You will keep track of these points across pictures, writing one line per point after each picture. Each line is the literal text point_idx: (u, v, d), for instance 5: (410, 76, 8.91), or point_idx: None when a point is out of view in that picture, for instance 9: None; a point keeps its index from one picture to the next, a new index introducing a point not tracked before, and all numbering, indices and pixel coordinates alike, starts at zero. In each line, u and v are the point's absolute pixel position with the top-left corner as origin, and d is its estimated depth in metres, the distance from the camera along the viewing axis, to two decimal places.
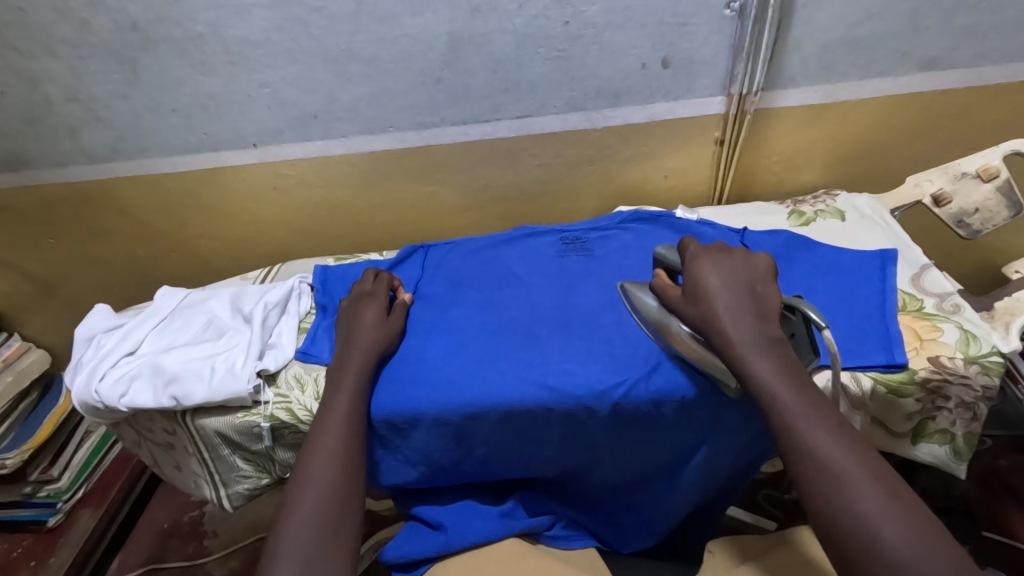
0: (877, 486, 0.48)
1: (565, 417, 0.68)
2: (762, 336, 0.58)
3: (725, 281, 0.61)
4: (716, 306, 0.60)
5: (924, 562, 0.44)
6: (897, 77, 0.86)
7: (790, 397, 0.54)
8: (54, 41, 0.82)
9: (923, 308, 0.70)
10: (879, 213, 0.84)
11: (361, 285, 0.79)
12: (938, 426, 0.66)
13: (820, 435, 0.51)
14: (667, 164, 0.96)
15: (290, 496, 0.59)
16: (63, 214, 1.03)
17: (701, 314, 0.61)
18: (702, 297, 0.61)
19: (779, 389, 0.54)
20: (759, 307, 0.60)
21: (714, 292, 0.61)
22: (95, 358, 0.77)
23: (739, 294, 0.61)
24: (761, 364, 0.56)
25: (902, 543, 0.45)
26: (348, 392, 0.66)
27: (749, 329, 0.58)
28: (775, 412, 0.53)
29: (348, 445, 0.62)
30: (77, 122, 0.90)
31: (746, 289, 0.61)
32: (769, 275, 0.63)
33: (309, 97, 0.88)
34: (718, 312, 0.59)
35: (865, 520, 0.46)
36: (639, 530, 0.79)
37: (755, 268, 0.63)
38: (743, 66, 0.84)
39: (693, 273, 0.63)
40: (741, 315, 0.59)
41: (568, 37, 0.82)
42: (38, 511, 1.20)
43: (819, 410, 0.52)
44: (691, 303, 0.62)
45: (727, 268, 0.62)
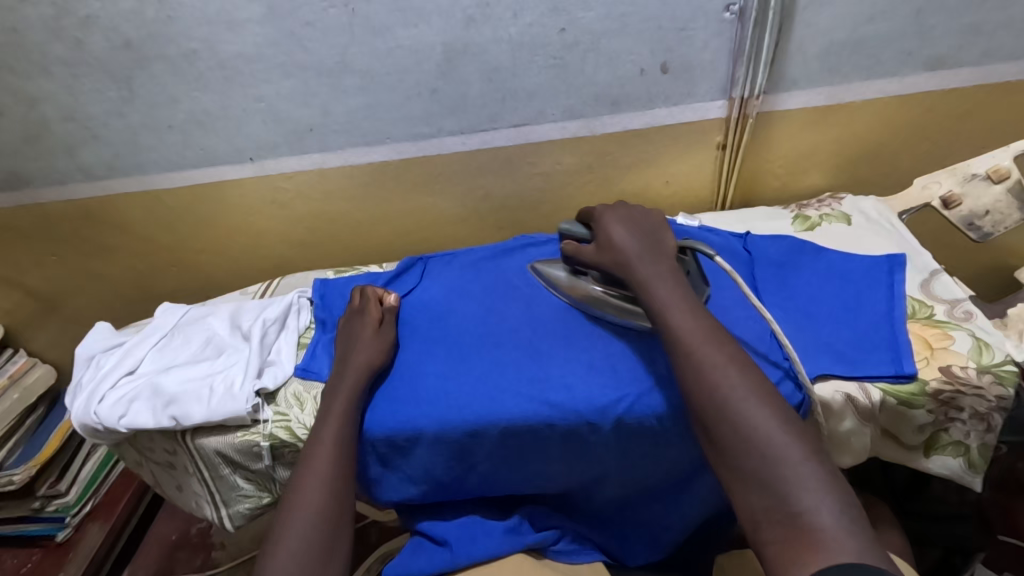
0: (754, 389, 0.53)
1: (566, 433, 0.67)
2: (665, 271, 0.64)
3: (629, 228, 0.68)
4: (624, 249, 0.66)
5: (785, 450, 0.50)
6: (901, 77, 0.84)
7: (681, 314, 0.59)
8: (49, 60, 0.82)
9: (933, 316, 0.68)
10: (886, 216, 0.82)
11: (356, 303, 0.78)
12: (952, 437, 0.64)
13: (707, 347, 0.56)
14: (668, 170, 0.95)
15: (278, 528, 0.59)
16: (63, 231, 1.03)
17: (613, 259, 0.67)
18: (613, 246, 0.67)
19: (673, 307, 0.60)
20: (661, 251, 0.66)
21: (620, 239, 0.67)
22: (94, 379, 0.77)
23: (642, 240, 0.67)
24: (663, 290, 0.62)
25: (766, 429, 0.51)
26: (339, 414, 0.65)
27: (654, 267, 0.64)
28: (672, 331, 0.59)
29: (343, 467, 0.62)
30: (75, 140, 0.90)
31: (647, 234, 0.68)
32: (664, 224, 0.70)
33: (305, 110, 0.87)
34: (629, 254, 0.66)
35: (740, 419, 0.52)
36: (647, 544, 0.78)
37: (654, 218, 0.70)
38: (743, 70, 0.82)
39: (602, 228, 0.69)
40: (647, 257, 0.65)
41: (565, 45, 0.81)
42: (47, 527, 1.19)
43: (705, 323, 0.58)
44: (603, 252, 0.68)
45: (630, 220, 0.69)
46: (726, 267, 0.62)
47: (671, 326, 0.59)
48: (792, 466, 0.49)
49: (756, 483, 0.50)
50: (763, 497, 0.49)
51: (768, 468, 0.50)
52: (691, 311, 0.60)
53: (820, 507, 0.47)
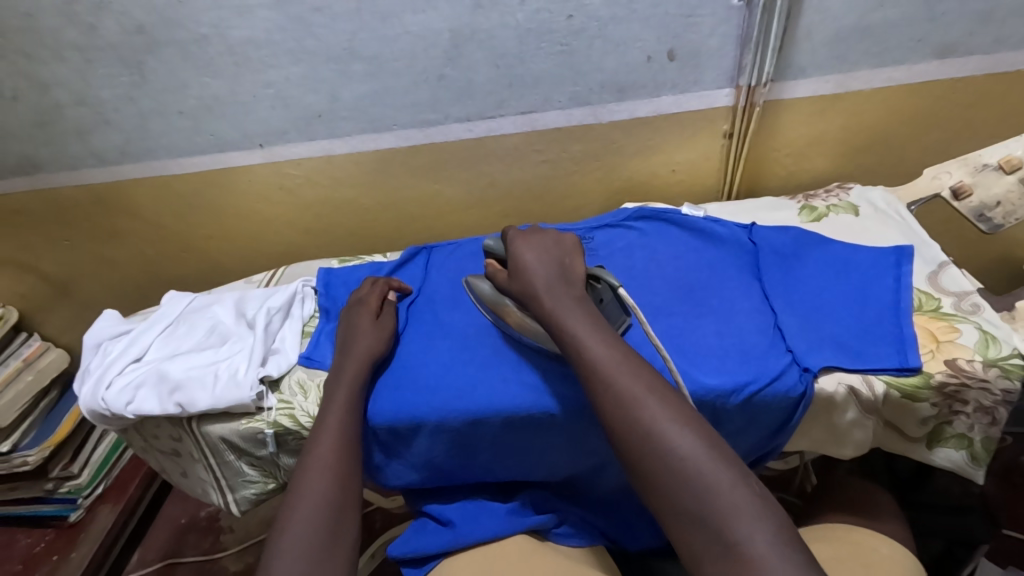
0: (673, 413, 0.48)
1: (568, 423, 0.67)
2: (573, 301, 0.60)
3: (538, 255, 0.64)
4: (532, 279, 0.62)
5: (713, 477, 0.44)
6: (913, 65, 0.83)
7: (596, 346, 0.55)
8: (62, 45, 0.82)
9: (940, 308, 0.67)
10: (895, 206, 0.81)
11: (357, 292, 0.79)
12: (956, 430, 0.63)
13: (624, 376, 0.52)
14: (675, 158, 0.94)
15: (286, 506, 0.58)
16: (75, 216, 1.03)
17: (523, 291, 0.63)
18: (522, 277, 0.63)
19: (588, 340, 0.55)
20: (568, 279, 0.62)
21: (530, 268, 0.63)
22: (102, 365, 0.77)
23: (551, 268, 0.63)
24: (574, 322, 0.57)
25: (690, 457, 0.45)
26: (342, 403, 0.65)
27: (564, 296, 0.60)
28: (587, 362, 0.54)
29: (344, 453, 0.62)
30: (87, 125, 0.91)
31: (556, 261, 0.64)
32: (575, 249, 0.67)
33: (313, 97, 0.87)
34: (537, 286, 0.62)
35: (663, 448, 0.47)
36: (647, 528, 0.79)
37: (564, 244, 0.67)
38: (751, 58, 0.81)
39: (513, 257, 0.66)
40: (557, 285, 0.61)
41: (572, 31, 0.80)
42: (59, 508, 1.22)
43: (621, 354, 0.54)
44: (514, 282, 0.65)
45: (538, 247, 0.66)
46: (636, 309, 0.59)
47: (588, 358, 0.54)
48: (717, 491, 0.44)
49: (688, 517, 0.44)
50: (697, 530, 0.43)
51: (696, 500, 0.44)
52: (606, 341, 0.55)
53: (755, 534, 0.41)
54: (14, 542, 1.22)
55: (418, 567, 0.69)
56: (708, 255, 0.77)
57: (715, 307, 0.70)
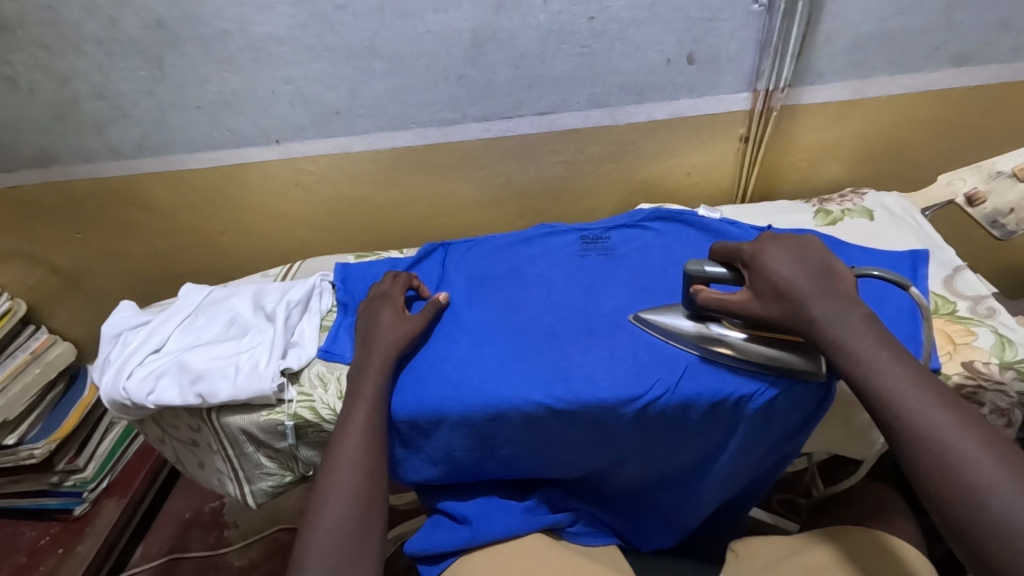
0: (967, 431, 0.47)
1: (588, 421, 0.68)
2: (862, 318, 0.55)
3: (796, 269, 0.59)
4: (801, 298, 0.57)
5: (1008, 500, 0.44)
6: (927, 72, 0.84)
7: (873, 352, 0.53)
8: (83, 38, 0.82)
9: (956, 312, 0.68)
10: (910, 212, 0.82)
11: (379, 286, 0.79)
12: None
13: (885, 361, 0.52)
14: (690, 161, 0.95)
15: (315, 501, 0.59)
16: (89, 209, 1.04)
17: (790, 310, 0.58)
18: (787, 294, 0.58)
19: (864, 349, 0.53)
20: (842, 291, 0.58)
21: (793, 282, 0.58)
22: (121, 356, 0.78)
23: (818, 277, 0.58)
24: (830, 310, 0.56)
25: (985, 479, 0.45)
26: (369, 397, 0.66)
27: (838, 306, 0.56)
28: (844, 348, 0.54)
29: (371, 448, 0.62)
30: (105, 118, 0.91)
31: (818, 272, 0.59)
32: (828, 253, 0.62)
33: (333, 94, 0.87)
34: (808, 304, 0.57)
35: (932, 434, 0.48)
36: (661, 529, 0.80)
37: (821, 250, 0.61)
38: (768, 63, 0.82)
39: (766, 273, 0.60)
40: (833, 299, 0.57)
41: (592, 33, 0.81)
42: (64, 501, 1.22)
43: (901, 362, 0.52)
44: (775, 303, 0.59)
45: (791, 259, 0.60)
46: (917, 297, 0.60)
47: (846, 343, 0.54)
48: (983, 471, 0.45)
49: (949, 495, 0.46)
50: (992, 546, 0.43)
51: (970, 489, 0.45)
52: (885, 348, 0.53)
53: None
54: (18, 534, 1.22)
55: (434, 565, 0.69)
56: None
57: None
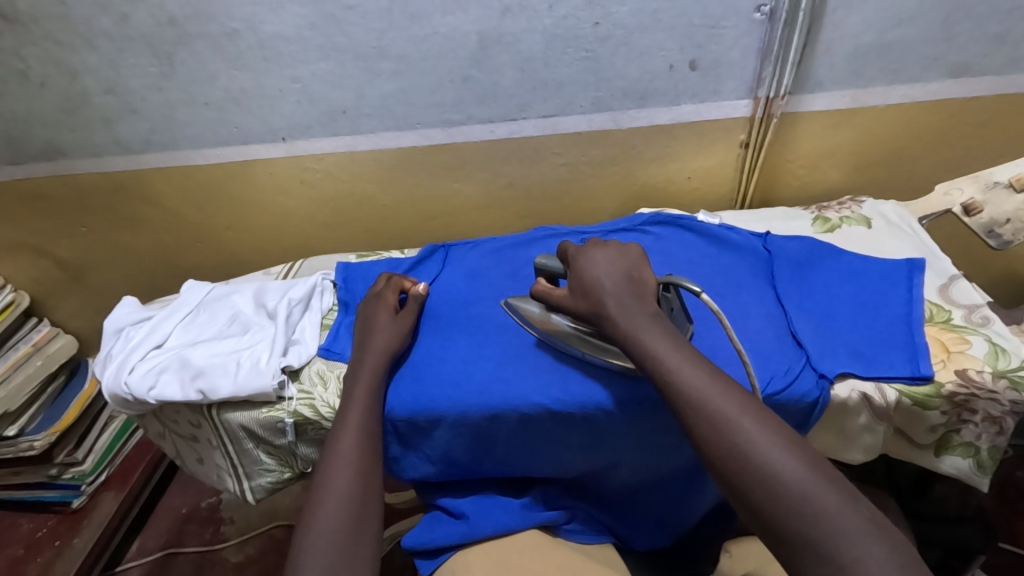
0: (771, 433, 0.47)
1: (586, 423, 0.69)
2: (648, 317, 0.58)
3: (606, 269, 0.62)
4: (603, 295, 0.60)
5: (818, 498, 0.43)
6: (927, 83, 0.85)
7: (680, 365, 0.53)
8: (94, 34, 0.83)
9: (950, 320, 0.69)
10: (906, 220, 0.83)
11: (375, 287, 0.80)
12: (963, 439, 0.65)
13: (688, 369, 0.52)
14: (690, 165, 0.96)
15: (309, 506, 0.59)
16: (94, 203, 1.04)
17: (591, 305, 0.61)
18: (591, 291, 0.61)
19: (670, 361, 0.53)
20: (642, 295, 0.60)
21: (598, 280, 0.62)
22: (123, 350, 0.78)
23: (624, 280, 0.61)
24: (633, 318, 0.57)
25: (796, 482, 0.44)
26: (361, 401, 0.66)
27: (635, 305, 0.59)
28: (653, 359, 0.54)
29: (365, 450, 0.63)
30: (113, 114, 0.92)
31: (624, 275, 0.62)
32: (642, 258, 0.65)
33: (339, 93, 0.88)
34: (607, 302, 0.60)
35: (724, 419, 0.48)
36: (656, 530, 0.81)
37: (637, 256, 0.64)
38: (770, 70, 0.83)
39: (580, 270, 0.64)
40: (634, 299, 0.60)
41: (597, 38, 0.81)
42: (63, 493, 1.22)
43: (707, 374, 0.52)
44: (582, 299, 0.62)
45: (607, 261, 0.63)
46: (712, 306, 0.56)
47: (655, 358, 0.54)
48: (791, 472, 0.45)
49: (753, 491, 0.45)
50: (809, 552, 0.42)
51: (763, 481, 0.45)
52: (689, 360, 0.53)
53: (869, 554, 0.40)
54: (16, 526, 1.22)
55: (431, 559, 0.69)
56: (724, 261, 0.79)
57: (730, 311, 0.71)
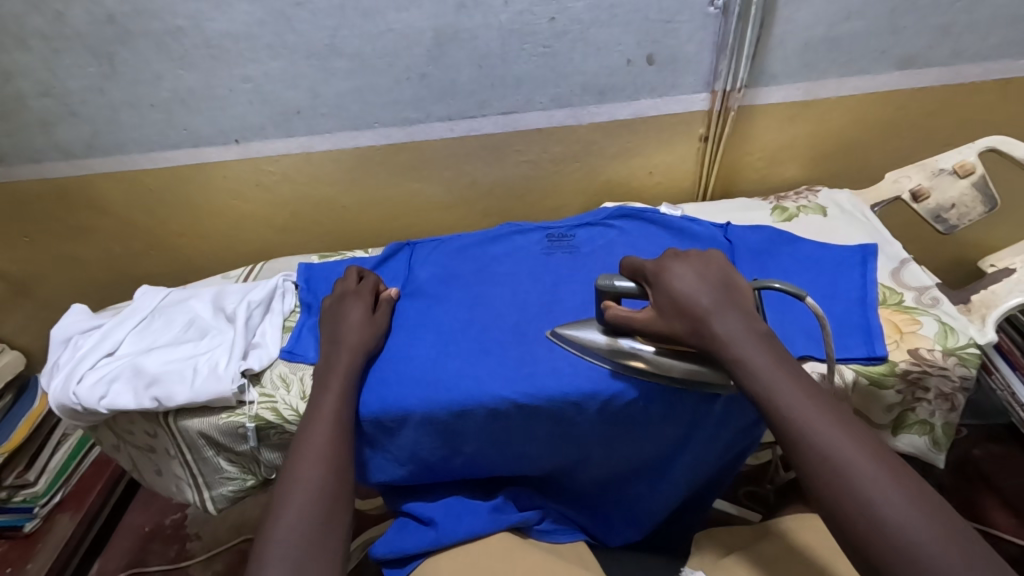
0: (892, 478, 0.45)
1: (554, 416, 0.68)
2: (757, 337, 0.54)
3: (700, 282, 0.58)
4: (704, 313, 0.56)
5: (953, 559, 0.41)
6: (876, 75, 0.88)
7: (788, 390, 0.50)
8: (26, 32, 0.79)
9: (902, 302, 0.71)
10: (859, 208, 0.85)
11: (345, 284, 0.78)
12: (918, 416, 0.68)
13: (900, 503, 0.44)
14: (652, 160, 0.97)
15: (278, 493, 0.58)
16: (36, 212, 1.00)
17: (690, 326, 0.56)
18: (687, 310, 0.57)
19: (776, 383, 0.51)
20: (743, 307, 0.56)
21: (692, 296, 0.57)
22: (72, 360, 0.75)
23: (719, 291, 0.57)
24: (811, 416, 0.48)
25: (924, 538, 0.42)
26: (337, 391, 0.66)
27: (741, 323, 0.55)
28: (847, 481, 0.45)
29: (336, 446, 0.61)
30: (50, 117, 0.88)
31: (721, 287, 0.58)
32: (732, 267, 0.61)
33: (293, 92, 0.86)
34: (708, 319, 0.55)
35: (833, 455, 0.47)
36: (629, 523, 0.81)
37: (723, 263, 0.60)
38: (727, 63, 0.84)
39: (667, 289, 0.59)
40: (736, 313, 0.56)
41: (554, 33, 0.82)
42: (15, 517, 1.15)
43: (817, 402, 0.49)
44: (678, 319, 0.57)
45: (698, 273, 0.59)
46: (817, 309, 0.57)
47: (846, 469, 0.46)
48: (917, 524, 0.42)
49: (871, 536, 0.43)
50: None
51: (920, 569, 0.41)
52: (800, 388, 0.51)
53: None
54: None
55: (400, 568, 0.68)
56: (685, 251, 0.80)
57: None
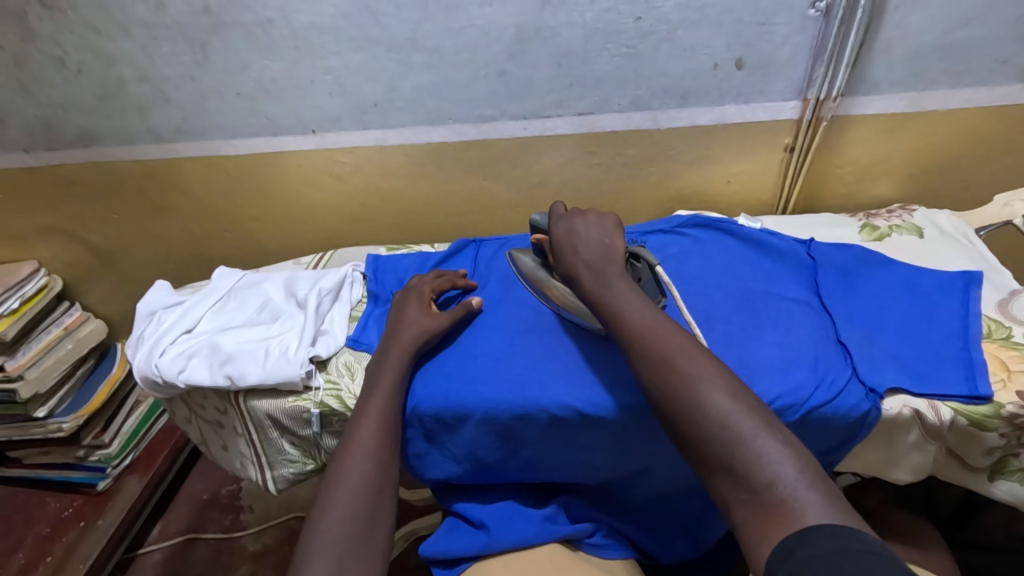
0: (634, 296, 0.59)
1: (617, 428, 0.66)
2: (612, 274, 0.62)
3: (580, 232, 0.66)
4: (573, 255, 0.65)
5: (659, 334, 0.55)
6: (993, 86, 0.80)
7: (591, 258, 0.63)
8: (130, 21, 0.84)
9: (1011, 337, 0.65)
10: (962, 231, 0.79)
11: (420, 280, 0.80)
12: (1021, 464, 0.62)
13: (634, 307, 0.58)
14: (731, 169, 0.93)
15: (325, 493, 0.59)
16: (126, 189, 1.06)
17: (563, 268, 0.66)
18: (563, 254, 0.66)
19: (587, 259, 0.64)
20: (610, 257, 0.63)
21: (575, 246, 0.65)
22: (155, 333, 0.79)
23: (594, 243, 0.65)
24: (616, 294, 0.60)
25: (644, 325, 0.56)
26: (386, 389, 0.66)
27: (597, 256, 0.63)
28: (605, 301, 0.60)
29: (383, 439, 0.62)
30: (146, 102, 0.93)
31: (598, 240, 0.65)
32: (615, 229, 0.67)
33: (372, 85, 0.87)
34: (576, 265, 0.64)
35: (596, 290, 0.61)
36: (684, 540, 0.78)
37: (612, 225, 0.67)
38: (822, 70, 0.80)
39: (557, 236, 0.68)
40: (603, 259, 0.63)
41: (639, 33, 0.79)
42: (89, 475, 1.23)
43: (606, 260, 0.63)
44: (556, 261, 0.67)
45: (581, 226, 0.67)
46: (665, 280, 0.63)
47: (647, 337, 0.55)
48: (642, 315, 0.57)
49: (619, 328, 0.58)
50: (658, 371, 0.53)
51: (643, 345, 0.55)
52: (600, 257, 0.63)
53: (697, 375, 0.51)
54: (44, 505, 1.23)
55: (448, 568, 0.68)
56: (766, 266, 0.76)
57: (775, 320, 0.68)
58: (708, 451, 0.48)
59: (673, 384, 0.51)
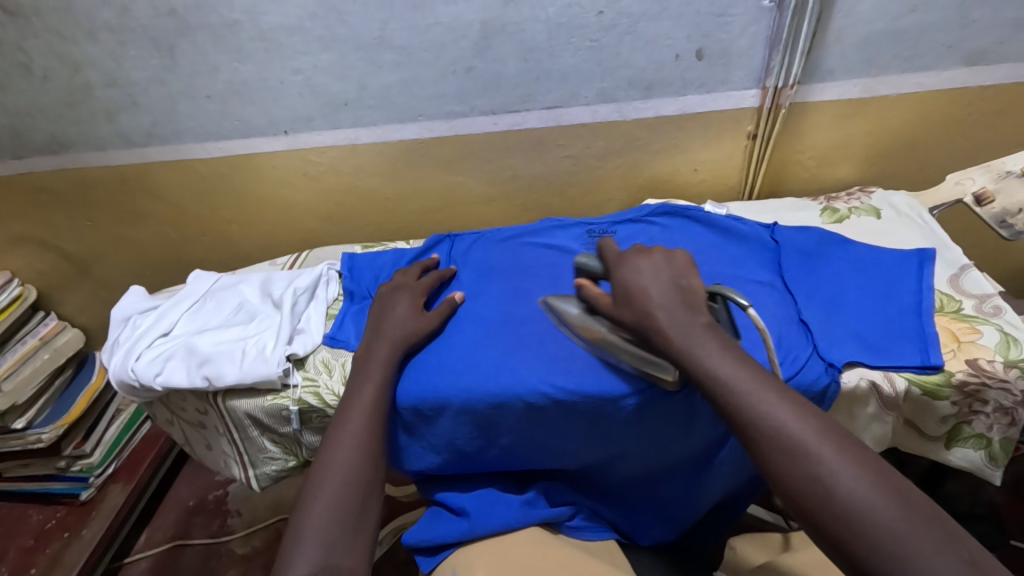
0: (721, 350, 0.54)
1: (590, 413, 0.68)
2: (695, 323, 0.57)
3: (652, 278, 0.61)
4: (649, 302, 0.59)
5: (766, 400, 0.49)
6: (943, 70, 0.83)
7: (667, 305, 0.58)
8: (95, 26, 0.83)
9: (961, 310, 0.68)
10: (917, 210, 0.82)
11: (403, 276, 0.81)
12: (974, 431, 0.65)
13: (728, 367, 0.52)
14: (698, 157, 0.95)
15: (313, 479, 0.60)
16: (98, 195, 1.05)
17: (638, 316, 0.59)
18: (636, 300, 0.60)
19: (665, 304, 0.58)
20: (691, 303, 0.59)
21: (647, 291, 0.60)
22: (131, 338, 0.79)
23: (671, 288, 0.60)
24: (704, 351, 0.54)
25: (746, 389, 0.50)
26: (376, 379, 0.68)
27: (673, 302, 0.59)
28: (693, 357, 0.54)
29: (371, 423, 0.64)
30: (115, 106, 0.92)
31: (672, 283, 0.61)
32: (688, 268, 0.63)
33: (341, 84, 0.88)
34: (654, 313, 0.58)
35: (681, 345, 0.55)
36: (662, 524, 0.80)
37: (685, 264, 0.64)
38: (779, 60, 0.82)
39: (625, 281, 0.63)
40: (682, 307, 0.58)
41: (602, 27, 0.81)
42: (70, 485, 1.22)
43: (680, 306, 0.58)
44: (628, 310, 0.61)
45: (653, 269, 0.62)
46: (758, 322, 0.57)
47: (753, 407, 0.49)
48: (740, 376, 0.51)
49: (716, 393, 0.52)
50: (777, 446, 0.47)
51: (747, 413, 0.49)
52: (674, 304, 0.59)
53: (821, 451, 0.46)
54: (26, 517, 1.22)
55: (431, 556, 0.70)
56: (732, 252, 0.78)
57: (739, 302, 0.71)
58: (844, 545, 0.43)
59: (793, 461, 0.46)
